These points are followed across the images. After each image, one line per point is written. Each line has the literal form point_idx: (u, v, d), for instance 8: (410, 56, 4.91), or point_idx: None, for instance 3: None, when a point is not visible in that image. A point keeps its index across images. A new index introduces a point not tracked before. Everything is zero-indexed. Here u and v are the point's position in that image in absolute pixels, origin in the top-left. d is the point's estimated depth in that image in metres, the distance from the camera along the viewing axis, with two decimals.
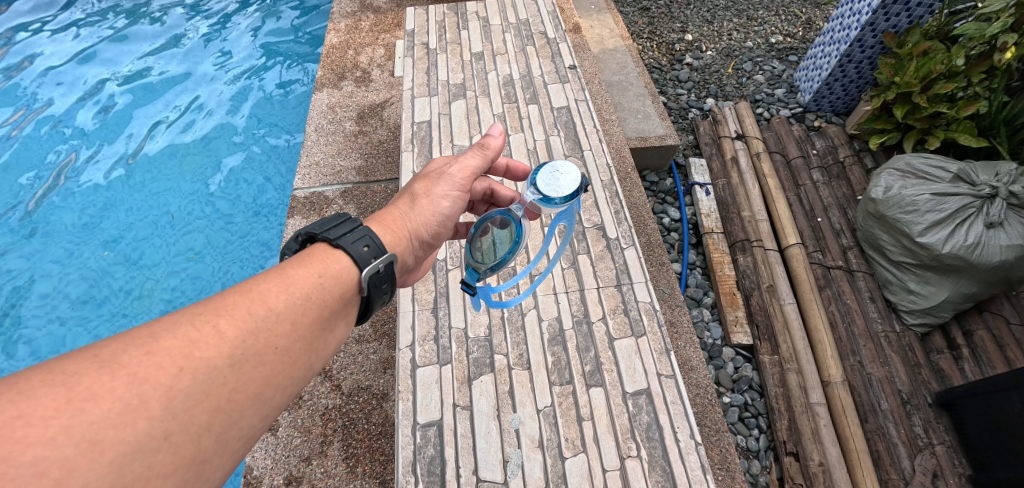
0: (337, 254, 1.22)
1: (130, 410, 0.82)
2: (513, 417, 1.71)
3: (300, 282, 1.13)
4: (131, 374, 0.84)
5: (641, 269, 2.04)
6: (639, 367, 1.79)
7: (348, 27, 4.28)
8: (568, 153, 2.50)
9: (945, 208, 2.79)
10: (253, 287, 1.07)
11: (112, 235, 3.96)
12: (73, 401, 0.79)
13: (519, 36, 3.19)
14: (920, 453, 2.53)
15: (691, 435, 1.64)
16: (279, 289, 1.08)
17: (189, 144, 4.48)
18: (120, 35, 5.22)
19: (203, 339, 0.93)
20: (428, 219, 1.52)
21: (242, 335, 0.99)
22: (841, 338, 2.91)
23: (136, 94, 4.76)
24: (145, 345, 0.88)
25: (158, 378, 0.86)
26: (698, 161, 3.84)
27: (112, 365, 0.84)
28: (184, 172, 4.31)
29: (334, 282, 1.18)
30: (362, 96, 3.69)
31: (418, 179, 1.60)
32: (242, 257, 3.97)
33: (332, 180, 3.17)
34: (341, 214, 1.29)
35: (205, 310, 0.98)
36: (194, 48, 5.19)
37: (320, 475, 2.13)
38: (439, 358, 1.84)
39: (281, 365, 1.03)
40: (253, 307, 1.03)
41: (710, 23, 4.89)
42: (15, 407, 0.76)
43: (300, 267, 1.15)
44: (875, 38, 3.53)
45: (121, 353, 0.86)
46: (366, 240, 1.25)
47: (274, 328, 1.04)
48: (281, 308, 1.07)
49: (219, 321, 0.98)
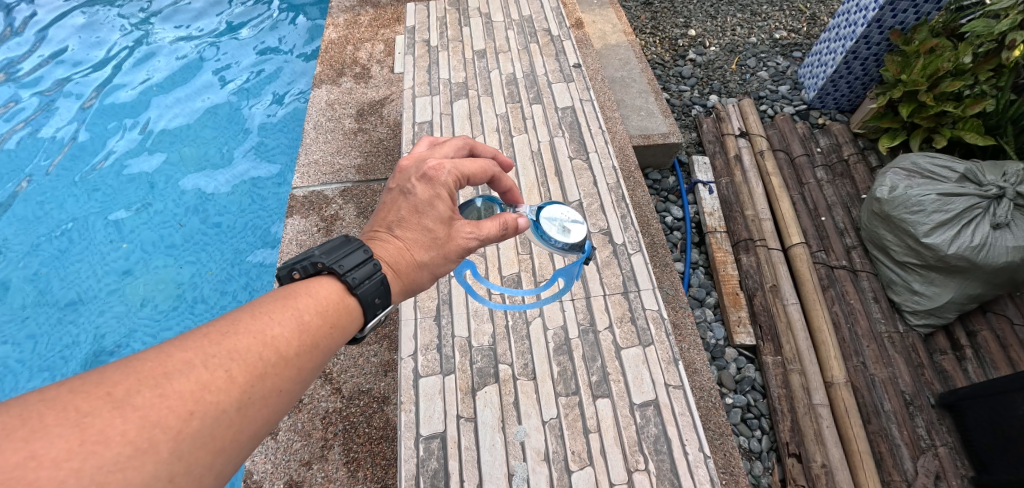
0: (349, 301, 1.19)
1: (139, 453, 0.80)
2: (518, 429, 1.68)
3: (312, 328, 1.10)
4: (143, 417, 0.82)
5: (648, 276, 2.01)
6: (646, 377, 1.77)
7: (347, 22, 4.22)
8: (572, 155, 2.46)
9: (949, 210, 2.76)
10: (266, 328, 1.04)
11: (103, 229, 3.77)
12: (84, 444, 0.77)
13: (522, 33, 3.13)
14: (924, 455, 2.52)
15: (700, 448, 1.61)
16: (292, 334, 1.06)
17: (181, 161, 4.16)
18: (117, 28, 4.93)
19: (214, 384, 0.92)
20: (450, 257, 1.38)
21: (252, 380, 0.97)
22: (844, 339, 2.89)
23: (132, 95, 4.48)
24: (158, 386, 0.86)
25: (169, 422, 0.84)
26: (701, 158, 3.79)
27: (123, 406, 0.82)
28: (175, 197, 3.97)
29: (341, 331, 1.16)
30: (360, 93, 3.63)
31: (419, 183, 1.41)
32: (237, 252, 3.80)
33: (331, 179, 3.13)
34: (367, 253, 1.22)
35: (218, 352, 0.96)
36: (196, 40, 4.96)
37: (320, 480, 2.11)
38: (442, 367, 1.81)
39: (282, 408, 1.02)
40: (264, 352, 1.01)
41: (713, 18, 4.83)
42: (29, 448, 0.74)
43: (316, 312, 1.12)
44: (881, 34, 3.48)
45: (133, 393, 0.84)
46: (380, 294, 1.22)
47: (281, 373, 1.02)
48: (292, 355, 1.04)
49: (231, 365, 0.95)
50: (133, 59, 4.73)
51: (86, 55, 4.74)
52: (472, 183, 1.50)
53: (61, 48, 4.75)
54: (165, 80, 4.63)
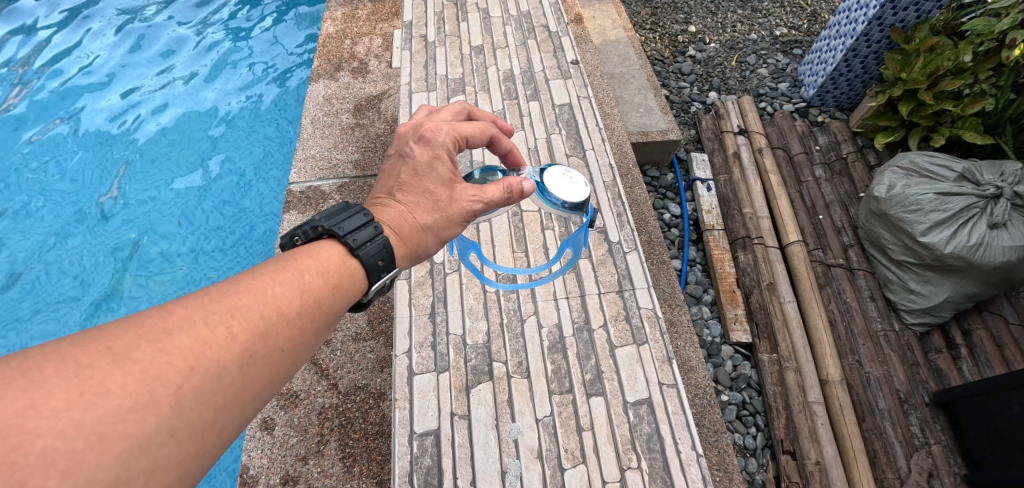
0: (351, 263, 1.19)
1: (140, 406, 0.79)
2: (512, 426, 1.68)
3: (313, 288, 1.10)
4: (142, 371, 0.81)
5: (643, 274, 2.02)
6: (640, 376, 1.77)
7: (345, 16, 4.20)
8: (569, 152, 2.45)
9: (947, 208, 2.75)
10: (268, 288, 1.03)
11: (111, 229, 3.88)
12: (84, 395, 0.76)
13: (520, 29, 3.12)
14: (917, 452, 2.53)
15: (692, 447, 1.63)
16: (293, 294, 1.06)
17: (186, 179, 4.16)
18: (121, 30, 4.97)
19: (215, 340, 0.91)
20: (455, 219, 1.37)
21: (254, 337, 0.96)
22: (840, 337, 2.90)
23: (137, 105, 4.50)
24: (158, 341, 0.86)
25: (170, 376, 0.83)
26: (700, 155, 3.78)
27: (124, 360, 0.81)
28: (180, 221, 3.95)
29: (344, 294, 1.15)
30: (358, 88, 3.61)
31: (417, 145, 1.42)
32: (240, 249, 3.89)
33: (328, 174, 3.12)
34: (368, 215, 1.23)
35: (219, 309, 0.95)
36: (197, 41, 5.01)
37: (315, 475, 2.11)
38: (437, 365, 1.81)
39: (284, 368, 1.02)
40: (265, 310, 1.00)
41: (713, 14, 4.81)
42: (28, 396, 0.72)
43: (316, 274, 1.12)
44: (882, 32, 3.46)
45: (133, 348, 0.83)
46: (383, 255, 1.22)
47: (283, 332, 1.01)
48: (293, 314, 1.04)
49: (232, 322, 0.95)
50: (139, 65, 4.77)
51: (90, 61, 4.73)
52: (471, 145, 1.54)
53: (64, 54, 4.76)
54: (167, 82, 4.69)
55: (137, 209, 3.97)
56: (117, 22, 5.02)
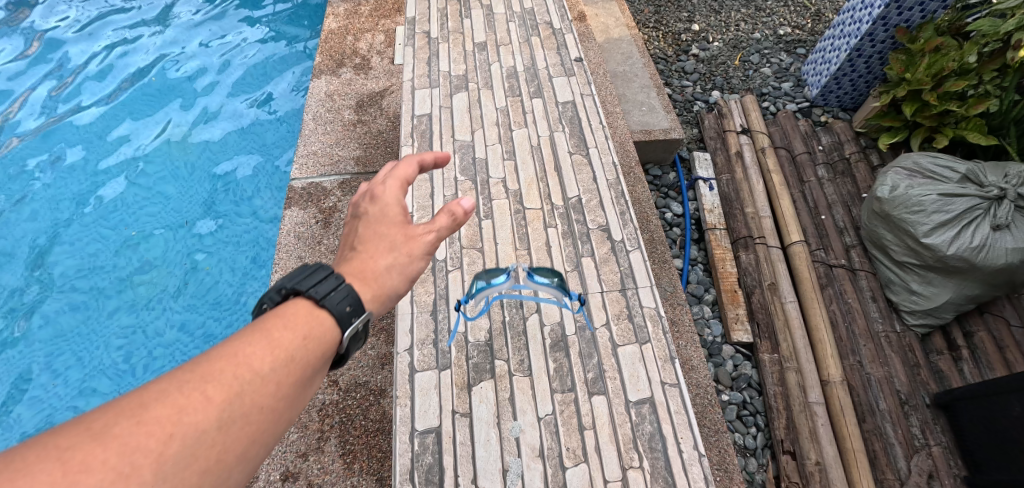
0: (323, 313, 1.07)
1: (120, 479, 0.77)
2: (513, 425, 1.68)
3: (283, 345, 1.00)
4: (122, 444, 0.79)
5: (646, 272, 2.01)
6: (642, 375, 1.77)
7: (347, 11, 4.19)
8: (572, 149, 2.44)
9: (951, 209, 2.74)
10: (237, 349, 0.96)
11: (105, 222, 3.73)
12: (67, 474, 0.75)
13: (523, 25, 3.10)
14: (917, 454, 2.53)
15: (694, 447, 1.62)
16: (263, 352, 0.97)
17: (178, 168, 4.04)
18: (116, 21, 4.86)
19: (187, 406, 0.86)
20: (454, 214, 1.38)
21: (228, 399, 0.90)
22: (841, 337, 2.90)
23: (129, 92, 4.38)
24: (133, 416, 0.82)
25: (147, 445, 0.81)
26: (702, 155, 3.78)
27: (104, 436, 0.79)
28: (172, 212, 3.83)
29: (320, 345, 1.04)
30: (361, 84, 3.61)
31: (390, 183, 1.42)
32: (238, 242, 3.77)
33: (330, 170, 3.11)
34: (322, 267, 1.10)
35: (190, 377, 0.90)
36: (194, 32, 4.90)
37: (315, 472, 2.11)
38: (438, 362, 1.81)
39: (268, 427, 0.95)
40: (237, 373, 0.93)
41: (716, 13, 4.79)
42: None
43: (284, 328, 1.02)
44: (886, 32, 3.45)
45: (111, 424, 0.81)
46: (352, 299, 1.10)
47: (258, 391, 0.94)
48: (267, 372, 0.96)
49: (204, 388, 0.89)
50: (133, 51, 4.66)
51: (82, 50, 4.61)
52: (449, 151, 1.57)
53: (56, 41, 4.64)
54: (163, 72, 4.57)
55: (127, 200, 3.84)
56: (111, 14, 4.91)
